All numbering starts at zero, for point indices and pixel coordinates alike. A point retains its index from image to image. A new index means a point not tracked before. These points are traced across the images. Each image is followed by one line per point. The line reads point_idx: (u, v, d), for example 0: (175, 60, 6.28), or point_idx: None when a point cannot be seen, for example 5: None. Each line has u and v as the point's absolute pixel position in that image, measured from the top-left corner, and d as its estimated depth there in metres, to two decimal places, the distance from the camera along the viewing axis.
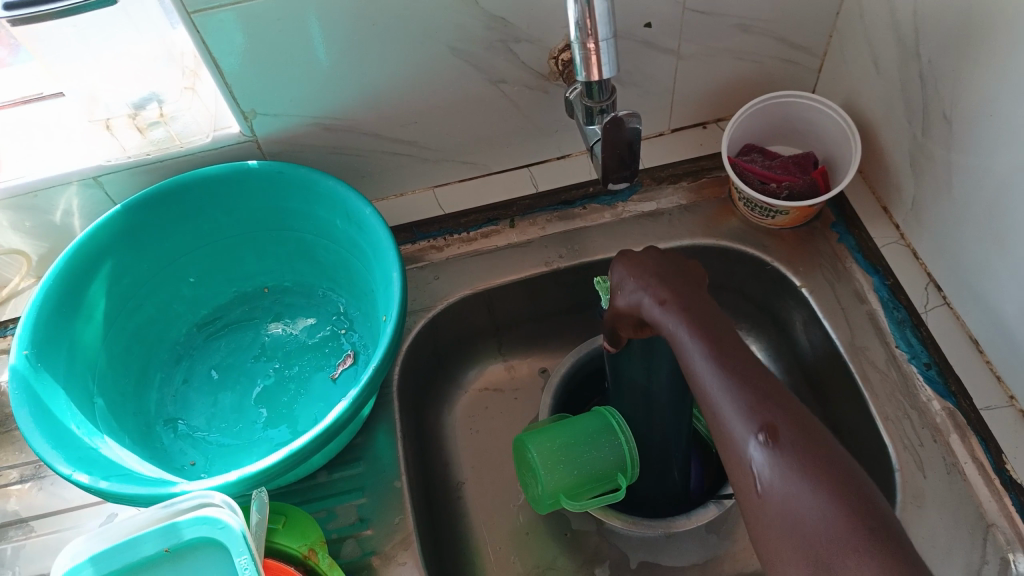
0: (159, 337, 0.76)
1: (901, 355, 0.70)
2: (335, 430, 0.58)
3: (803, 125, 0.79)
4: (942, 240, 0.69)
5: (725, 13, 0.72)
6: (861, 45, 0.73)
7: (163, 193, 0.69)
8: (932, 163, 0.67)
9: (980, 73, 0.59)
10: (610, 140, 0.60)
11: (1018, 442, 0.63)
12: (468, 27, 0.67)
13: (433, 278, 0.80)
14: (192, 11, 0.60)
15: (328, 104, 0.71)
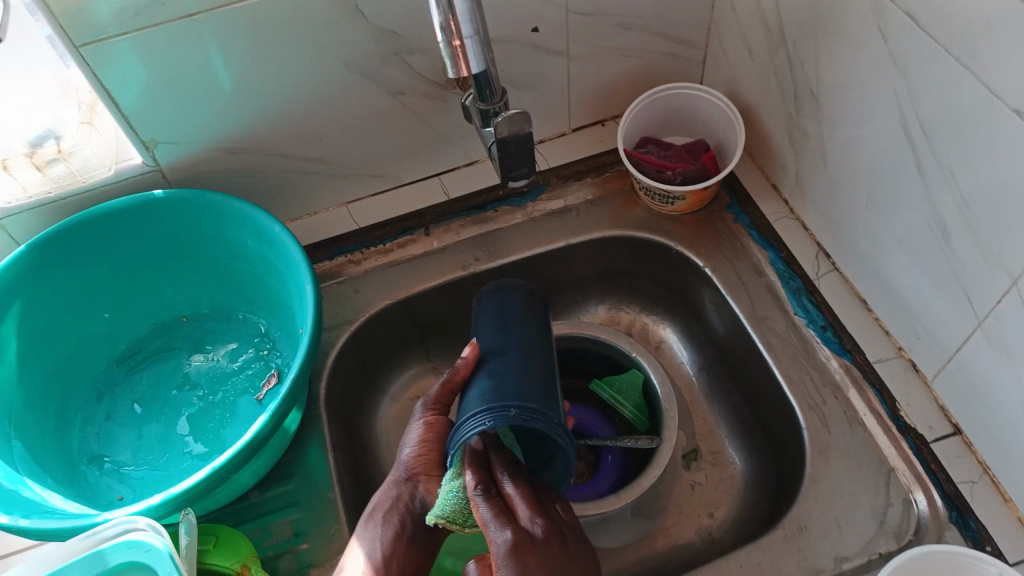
0: (77, 376, 0.75)
1: (800, 322, 0.74)
2: (258, 444, 0.58)
3: (692, 115, 0.84)
4: (825, 210, 0.74)
5: (607, 14, 0.76)
6: (735, 34, 0.78)
7: (68, 230, 0.69)
8: (808, 138, 0.72)
9: (836, 51, 0.64)
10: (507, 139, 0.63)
11: (907, 389, 0.68)
12: (360, 42, 0.69)
13: (354, 291, 0.81)
14: (78, 44, 0.61)
15: (229, 128, 0.72)
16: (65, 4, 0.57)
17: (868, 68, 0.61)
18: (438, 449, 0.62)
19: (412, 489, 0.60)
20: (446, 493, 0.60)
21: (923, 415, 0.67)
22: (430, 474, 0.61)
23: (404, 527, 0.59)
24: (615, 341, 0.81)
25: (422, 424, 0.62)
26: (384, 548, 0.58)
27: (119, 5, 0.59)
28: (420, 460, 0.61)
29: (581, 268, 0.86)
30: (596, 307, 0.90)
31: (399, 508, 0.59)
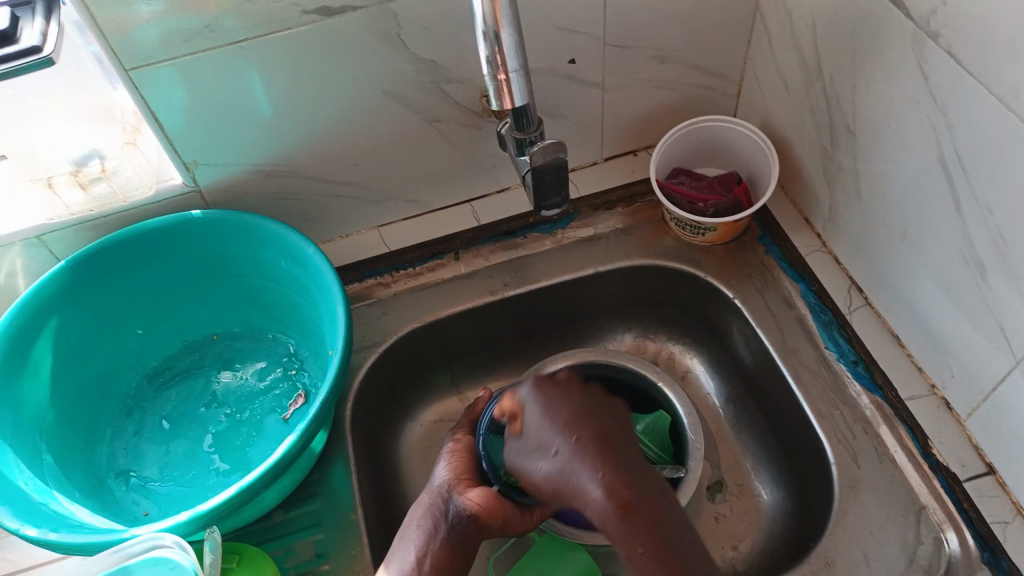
0: (108, 390, 0.76)
1: (830, 355, 0.74)
2: (286, 464, 0.59)
3: (725, 146, 0.84)
4: (858, 245, 0.74)
5: (643, 46, 0.76)
6: (770, 69, 0.78)
7: (107, 247, 0.70)
8: (843, 173, 0.72)
9: (874, 88, 0.64)
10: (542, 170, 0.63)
11: (940, 427, 0.67)
12: (400, 71, 0.70)
13: (382, 314, 0.82)
14: (128, 68, 0.62)
15: (268, 151, 0.73)
16: (117, 28, 0.59)
17: (905, 105, 0.61)
18: (468, 460, 0.68)
19: (446, 495, 0.64)
20: (478, 493, 0.63)
21: (956, 453, 0.65)
22: (461, 481, 0.65)
23: (436, 529, 0.61)
24: (640, 368, 0.81)
25: (451, 446, 0.70)
26: (420, 554, 0.60)
27: (169, 30, 0.60)
28: (450, 471, 0.66)
29: (609, 296, 0.86)
30: (623, 335, 0.90)
31: (433, 510, 0.62)
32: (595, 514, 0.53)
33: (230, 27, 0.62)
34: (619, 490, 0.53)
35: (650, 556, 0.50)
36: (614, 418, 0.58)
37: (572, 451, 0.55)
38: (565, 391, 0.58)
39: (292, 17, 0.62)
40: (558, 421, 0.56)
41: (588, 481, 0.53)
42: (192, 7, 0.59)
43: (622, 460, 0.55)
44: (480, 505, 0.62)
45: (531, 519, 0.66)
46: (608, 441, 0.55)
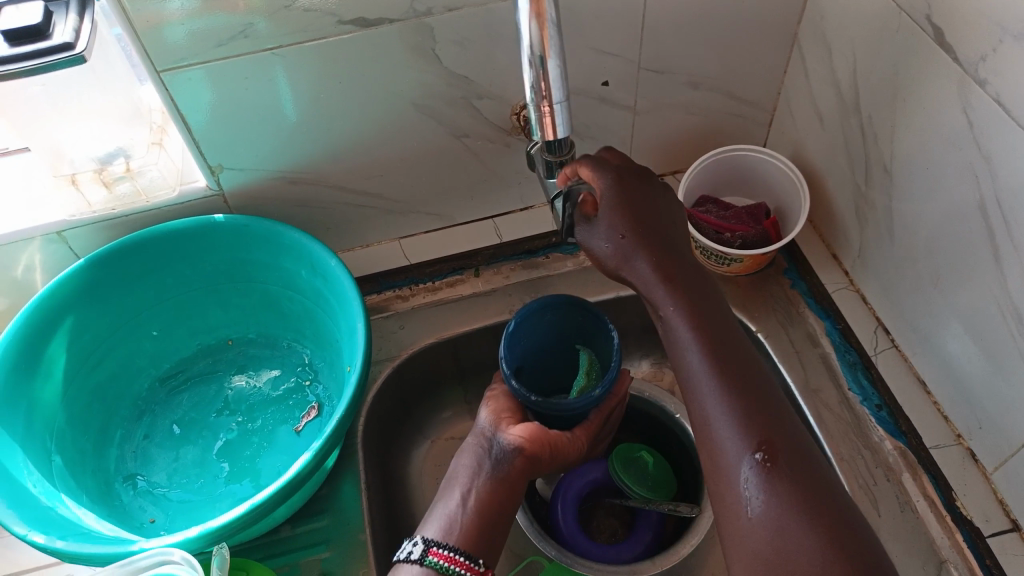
0: (120, 392, 0.75)
1: (853, 398, 0.72)
2: (298, 483, 0.58)
3: (754, 176, 0.83)
4: (887, 285, 0.73)
5: (677, 72, 0.75)
6: (805, 101, 0.77)
7: (128, 247, 0.69)
8: (875, 212, 0.71)
9: (914, 128, 0.63)
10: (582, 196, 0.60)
11: (965, 479, 0.65)
12: (432, 85, 0.69)
13: (399, 327, 0.81)
14: (161, 70, 0.62)
15: (294, 159, 0.73)
16: (150, 27, 0.58)
17: (945, 148, 0.60)
18: (508, 401, 0.65)
19: (490, 435, 0.61)
20: (522, 427, 0.60)
21: (981, 507, 0.64)
22: (502, 419, 0.62)
23: (480, 466, 0.59)
24: (659, 399, 0.80)
25: (488, 394, 0.67)
26: (466, 492, 0.58)
27: (200, 30, 0.59)
28: (489, 413, 0.63)
29: (630, 320, 0.85)
30: (641, 362, 0.87)
31: (476, 451, 0.60)
32: (739, 462, 0.49)
33: (263, 32, 0.61)
34: (764, 436, 0.49)
35: (808, 527, 0.45)
36: (668, 199, 0.59)
37: (717, 394, 0.51)
38: (633, 182, 0.58)
39: (326, 26, 0.62)
40: (704, 347, 0.52)
41: (726, 430, 0.50)
42: (221, 6, 0.58)
43: (769, 404, 0.50)
44: (524, 434, 0.60)
45: (580, 439, 0.63)
46: (715, 330, 0.53)
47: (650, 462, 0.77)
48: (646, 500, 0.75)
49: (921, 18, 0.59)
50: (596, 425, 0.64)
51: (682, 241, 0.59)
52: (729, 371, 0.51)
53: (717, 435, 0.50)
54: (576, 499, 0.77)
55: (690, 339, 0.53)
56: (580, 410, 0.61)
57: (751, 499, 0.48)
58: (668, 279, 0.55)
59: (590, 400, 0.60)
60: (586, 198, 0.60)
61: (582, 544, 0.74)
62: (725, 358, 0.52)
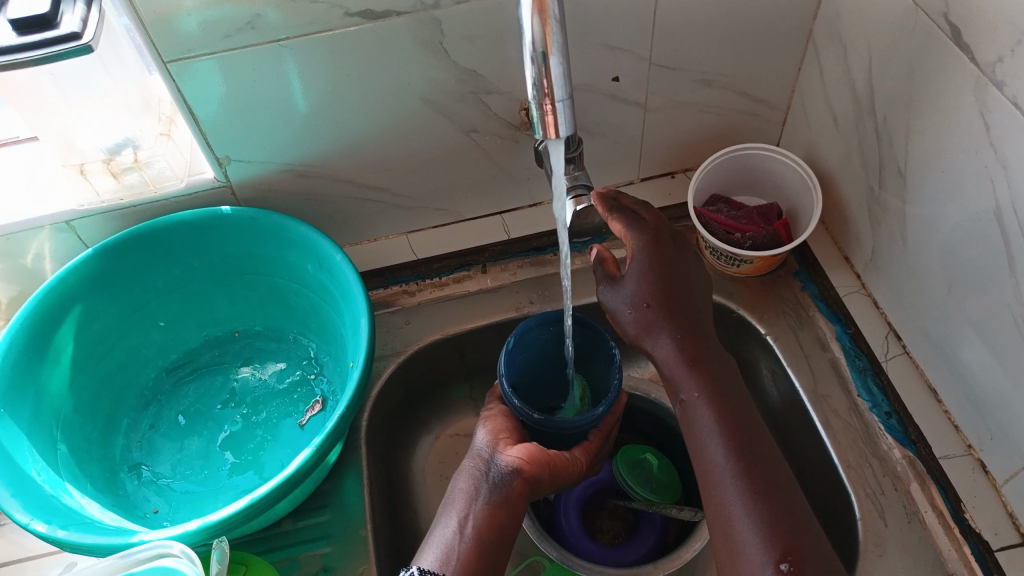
0: (127, 382, 0.75)
1: (862, 404, 0.72)
2: (299, 478, 0.58)
3: (767, 177, 0.82)
4: (899, 291, 0.71)
5: (690, 69, 0.74)
6: (820, 100, 0.76)
7: (135, 239, 0.70)
8: (889, 215, 0.70)
9: (929, 131, 0.61)
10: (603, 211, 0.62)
11: (975, 490, 0.64)
12: (440, 80, 0.69)
13: (404, 322, 0.81)
14: (168, 60, 0.62)
15: (302, 152, 0.72)
16: (159, 18, 0.58)
17: (961, 151, 0.59)
18: (506, 422, 0.63)
19: (486, 457, 0.60)
20: (521, 448, 0.59)
21: (990, 520, 0.63)
22: (499, 441, 0.61)
23: (478, 489, 0.58)
24: (666, 402, 0.79)
25: (486, 414, 0.65)
26: (464, 517, 0.57)
27: (212, 22, 0.59)
28: (485, 435, 0.62)
29: None
30: (647, 363, 0.87)
31: (473, 474, 0.59)
32: (762, 571, 0.49)
33: (272, 25, 0.61)
34: (787, 546, 0.49)
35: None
36: (698, 270, 0.62)
37: (743, 500, 0.52)
38: (669, 252, 0.60)
39: (334, 18, 0.61)
40: (731, 449, 0.54)
41: (751, 536, 0.50)
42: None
43: (796, 516, 0.51)
44: (524, 456, 0.58)
45: (581, 459, 0.62)
46: (739, 430, 0.55)
47: (654, 465, 0.76)
48: (648, 503, 0.75)
49: (938, 17, 0.57)
50: (595, 444, 0.63)
51: (707, 316, 0.61)
52: (757, 479, 0.52)
53: (739, 537, 0.51)
54: (579, 501, 0.78)
55: (716, 439, 0.55)
56: (580, 428, 0.60)
57: None
58: (691, 361, 0.58)
59: (592, 417, 0.59)
60: (611, 258, 0.62)
61: (584, 546, 0.75)
62: (753, 469, 0.53)
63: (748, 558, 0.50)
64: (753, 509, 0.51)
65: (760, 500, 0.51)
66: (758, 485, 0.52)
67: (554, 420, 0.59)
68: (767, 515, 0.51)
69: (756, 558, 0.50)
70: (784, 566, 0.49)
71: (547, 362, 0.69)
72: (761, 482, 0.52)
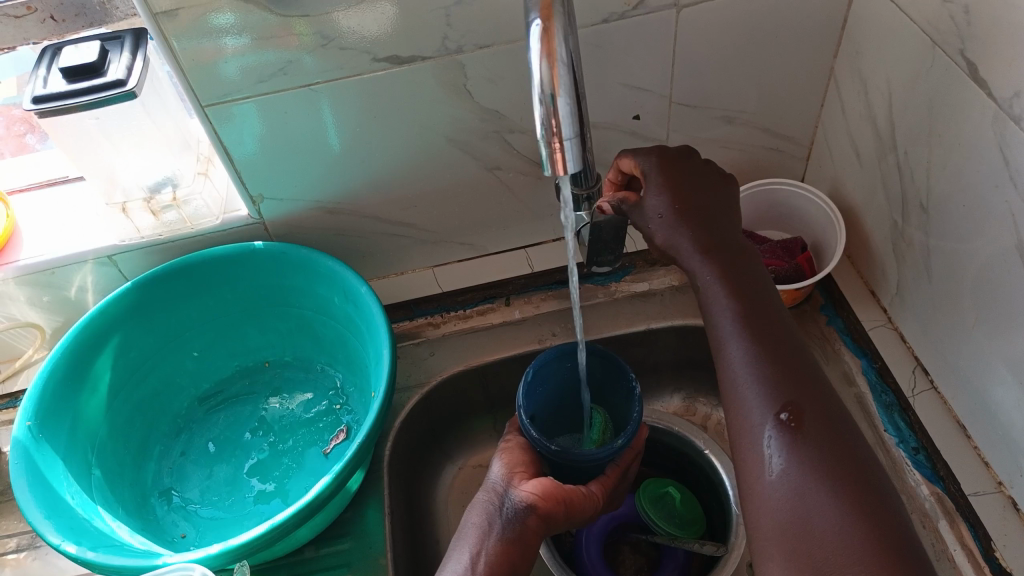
0: (160, 409, 0.78)
1: (889, 440, 0.70)
2: (318, 505, 0.59)
3: (791, 212, 0.82)
4: (926, 325, 0.70)
5: (711, 106, 0.75)
6: (842, 136, 0.76)
7: (172, 271, 0.73)
8: (913, 249, 0.69)
9: (949, 166, 0.61)
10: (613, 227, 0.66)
11: (1007, 530, 0.62)
12: (464, 119, 0.71)
13: (428, 354, 0.83)
14: (205, 104, 0.65)
15: (332, 190, 0.75)
16: (199, 64, 0.61)
17: (982, 186, 0.58)
18: (521, 454, 0.63)
19: (500, 491, 0.60)
20: (535, 483, 0.60)
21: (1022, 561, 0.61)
22: (513, 475, 0.61)
23: (490, 525, 0.58)
24: (689, 435, 0.79)
25: (503, 443, 0.66)
26: (476, 553, 0.57)
27: (251, 66, 0.62)
28: (499, 467, 0.62)
29: (661, 353, 0.84)
30: (671, 397, 0.87)
31: (486, 509, 0.60)
32: (765, 426, 0.50)
33: (308, 69, 0.64)
34: (789, 400, 0.50)
35: (830, 495, 0.46)
36: (713, 170, 0.61)
37: (748, 359, 0.53)
38: (678, 159, 0.61)
39: (362, 63, 0.64)
40: (739, 322, 0.54)
41: (754, 394, 0.51)
42: (273, 42, 0.61)
43: (803, 374, 0.52)
44: (537, 491, 0.59)
45: (598, 494, 0.61)
46: (749, 299, 0.56)
47: (677, 499, 0.77)
48: (672, 538, 0.74)
49: (954, 53, 0.58)
50: (612, 479, 0.63)
51: (724, 208, 0.61)
52: (766, 342, 0.53)
53: (744, 398, 0.52)
54: (601, 535, 0.77)
55: (726, 312, 0.55)
56: (598, 461, 0.60)
57: (774, 460, 0.49)
58: (706, 250, 0.58)
59: (611, 451, 0.59)
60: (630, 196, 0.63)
61: None
62: (759, 333, 0.54)
63: (750, 417, 0.51)
64: (759, 368, 0.52)
65: (767, 361, 0.52)
66: (768, 347, 0.53)
67: (571, 454, 0.59)
68: (774, 371, 0.52)
69: (759, 414, 0.50)
70: (785, 420, 0.49)
71: (565, 393, 0.70)
72: (767, 343, 0.53)
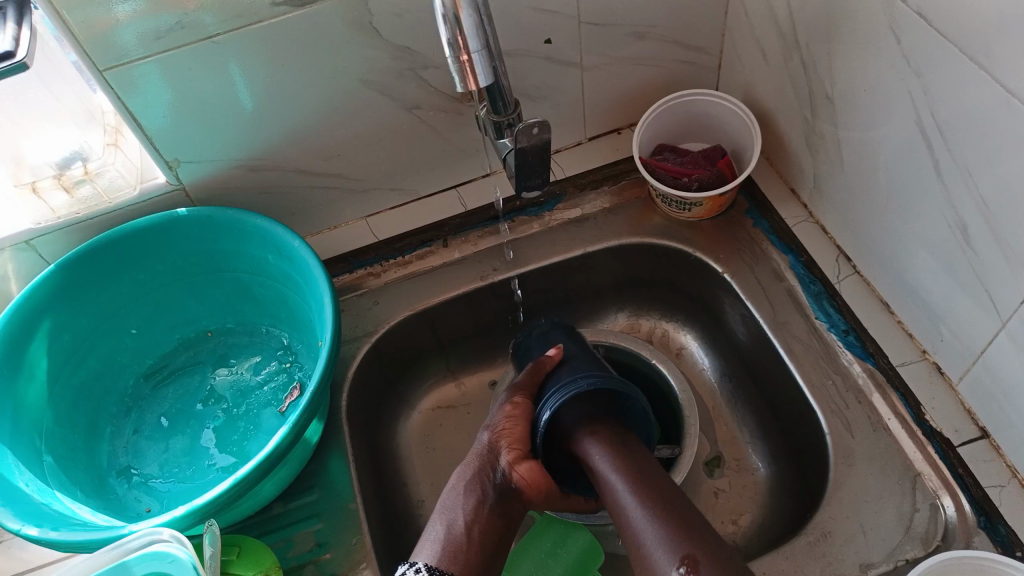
0: (106, 390, 0.77)
1: (821, 326, 0.74)
2: (279, 456, 0.60)
3: (709, 121, 0.84)
4: (844, 213, 0.74)
5: (620, 23, 0.76)
6: (749, 40, 0.78)
7: (97, 249, 0.71)
8: (825, 141, 0.72)
9: (849, 54, 0.64)
10: (533, 152, 0.64)
11: (934, 394, 0.66)
12: (376, 59, 0.70)
13: (373, 303, 0.82)
14: (103, 68, 0.62)
15: (250, 147, 0.74)
16: (95, 33, 0.60)
17: (880, 69, 0.61)
18: (524, 429, 0.69)
19: (495, 463, 0.67)
20: (528, 468, 0.66)
21: (949, 419, 0.65)
22: (512, 449, 0.67)
23: (485, 496, 0.65)
24: (636, 349, 0.82)
25: (511, 406, 0.70)
26: (468, 518, 0.64)
27: (149, 30, 0.61)
28: (503, 436, 0.68)
29: (600, 275, 0.86)
30: (616, 316, 0.90)
31: (480, 477, 0.66)
32: None
33: (208, 28, 0.62)
34: None
35: None
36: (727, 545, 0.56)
37: None
38: (709, 543, 0.54)
39: (261, 9, 0.62)
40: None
41: None
42: (165, 5, 0.59)
43: None
44: (531, 479, 0.66)
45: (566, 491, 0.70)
46: None
47: None
48: None
49: None
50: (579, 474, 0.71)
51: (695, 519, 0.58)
52: None
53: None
54: None
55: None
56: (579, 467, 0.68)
57: None
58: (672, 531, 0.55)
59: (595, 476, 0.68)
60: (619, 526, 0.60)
61: None
62: None
63: None
64: None
65: None
66: None
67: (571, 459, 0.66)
68: None
69: None
70: None
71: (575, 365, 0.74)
72: None
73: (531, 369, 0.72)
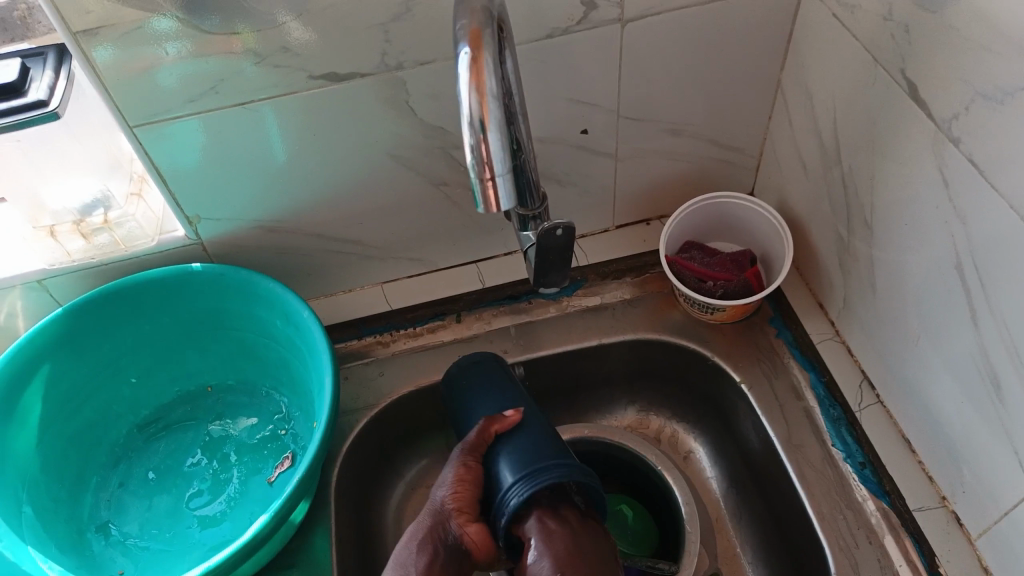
0: (98, 439, 0.75)
1: (837, 454, 0.71)
2: (255, 544, 0.58)
3: (739, 223, 0.82)
4: (872, 337, 0.71)
5: (659, 119, 0.75)
6: (789, 150, 0.76)
7: (104, 298, 0.70)
8: (858, 263, 0.70)
9: (891, 181, 0.62)
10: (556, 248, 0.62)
11: (950, 544, 0.63)
12: (407, 137, 0.69)
13: (378, 374, 0.81)
14: (133, 125, 0.62)
15: (273, 209, 0.73)
16: (136, 74, 0.58)
17: (923, 202, 0.58)
18: (475, 492, 0.61)
19: (446, 522, 0.59)
20: (476, 530, 0.59)
21: (964, 574, 0.61)
22: (464, 511, 0.60)
23: (436, 556, 0.57)
24: (640, 451, 0.79)
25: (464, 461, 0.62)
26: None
27: (191, 78, 0.60)
28: (457, 500, 0.60)
29: (613, 367, 0.84)
30: (625, 410, 0.86)
31: (433, 537, 0.58)
32: None
33: (248, 81, 0.61)
34: None
35: None
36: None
37: None
38: None
39: (298, 81, 0.62)
40: None
41: None
42: (213, 54, 0.58)
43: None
44: (479, 542, 0.59)
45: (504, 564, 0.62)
46: None
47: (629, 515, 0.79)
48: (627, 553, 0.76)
49: (895, 71, 0.58)
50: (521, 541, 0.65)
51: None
52: None
53: None
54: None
55: None
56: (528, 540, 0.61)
57: None
58: None
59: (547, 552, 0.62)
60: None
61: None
62: None
63: None
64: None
65: None
66: None
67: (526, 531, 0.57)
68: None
69: None
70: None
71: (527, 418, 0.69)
72: None
73: (481, 427, 0.63)
